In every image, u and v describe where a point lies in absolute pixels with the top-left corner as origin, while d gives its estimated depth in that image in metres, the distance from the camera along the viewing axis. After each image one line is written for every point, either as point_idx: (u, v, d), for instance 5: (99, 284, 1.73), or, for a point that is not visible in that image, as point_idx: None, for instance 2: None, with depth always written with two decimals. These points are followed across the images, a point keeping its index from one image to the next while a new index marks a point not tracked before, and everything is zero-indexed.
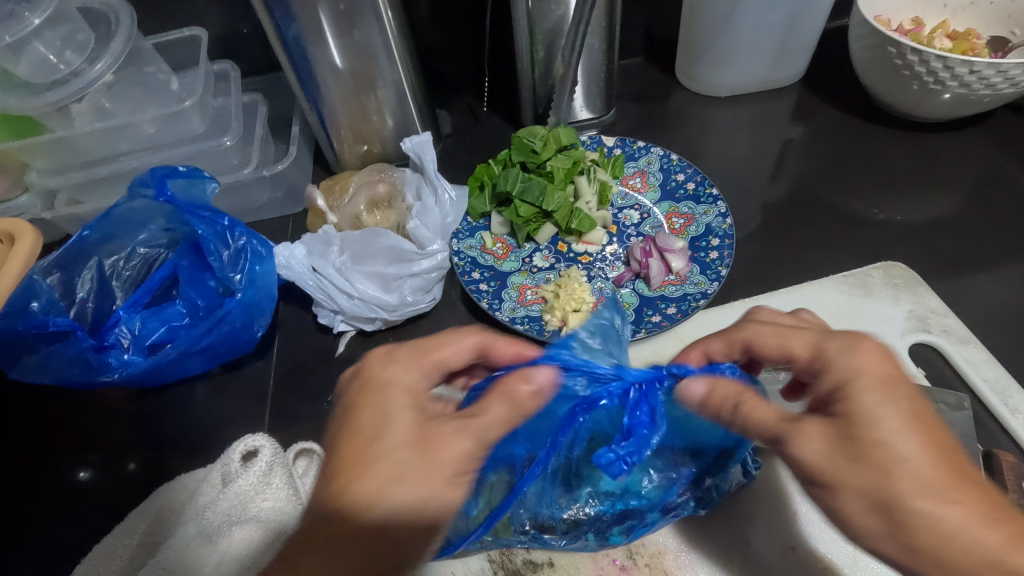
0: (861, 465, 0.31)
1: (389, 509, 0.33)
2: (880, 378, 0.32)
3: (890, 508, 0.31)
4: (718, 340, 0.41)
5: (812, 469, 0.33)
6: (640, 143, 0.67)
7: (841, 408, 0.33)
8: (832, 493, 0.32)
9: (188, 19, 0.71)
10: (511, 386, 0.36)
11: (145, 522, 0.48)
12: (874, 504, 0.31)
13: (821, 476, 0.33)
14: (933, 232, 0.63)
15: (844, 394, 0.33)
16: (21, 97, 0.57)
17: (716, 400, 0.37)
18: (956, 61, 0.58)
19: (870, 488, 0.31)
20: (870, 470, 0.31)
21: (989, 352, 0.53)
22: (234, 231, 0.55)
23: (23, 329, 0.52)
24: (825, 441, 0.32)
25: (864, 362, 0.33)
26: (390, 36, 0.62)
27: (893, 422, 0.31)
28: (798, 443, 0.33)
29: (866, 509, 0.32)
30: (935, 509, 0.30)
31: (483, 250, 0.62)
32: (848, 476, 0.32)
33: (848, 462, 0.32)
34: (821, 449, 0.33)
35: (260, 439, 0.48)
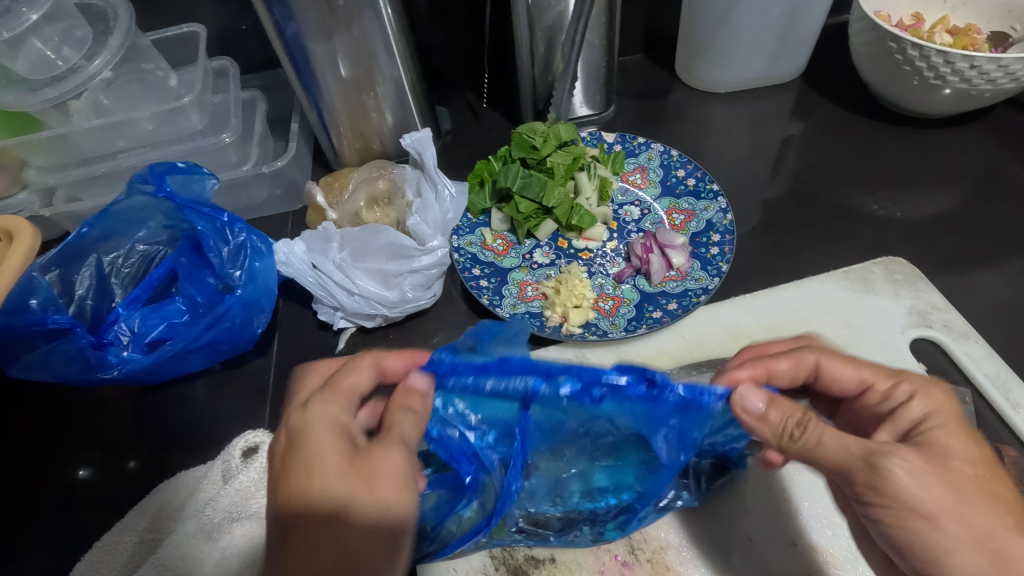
0: (960, 495, 0.33)
1: (341, 534, 0.34)
2: (956, 413, 0.36)
3: (993, 542, 0.32)
4: (787, 359, 0.41)
5: (919, 500, 0.33)
6: (640, 139, 0.67)
7: (935, 438, 0.35)
8: (936, 525, 0.33)
9: (186, 16, 0.71)
10: (405, 401, 0.37)
11: (145, 520, 0.47)
12: (972, 534, 0.33)
13: (924, 506, 0.33)
14: (933, 228, 0.63)
15: (933, 426, 0.35)
16: (19, 94, 0.57)
17: (777, 419, 0.35)
18: (956, 56, 0.58)
19: (972, 520, 0.33)
20: (969, 500, 0.33)
21: (989, 347, 0.53)
22: (234, 227, 0.55)
23: (23, 326, 0.51)
24: (926, 467, 0.33)
25: (943, 397, 0.37)
26: (390, 32, 0.62)
27: (967, 448, 0.35)
28: (898, 463, 0.33)
29: (972, 543, 0.33)
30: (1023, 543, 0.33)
31: (484, 247, 0.62)
32: (950, 503, 0.33)
33: (948, 491, 0.33)
34: (923, 475, 0.33)
35: (260, 435, 0.49)
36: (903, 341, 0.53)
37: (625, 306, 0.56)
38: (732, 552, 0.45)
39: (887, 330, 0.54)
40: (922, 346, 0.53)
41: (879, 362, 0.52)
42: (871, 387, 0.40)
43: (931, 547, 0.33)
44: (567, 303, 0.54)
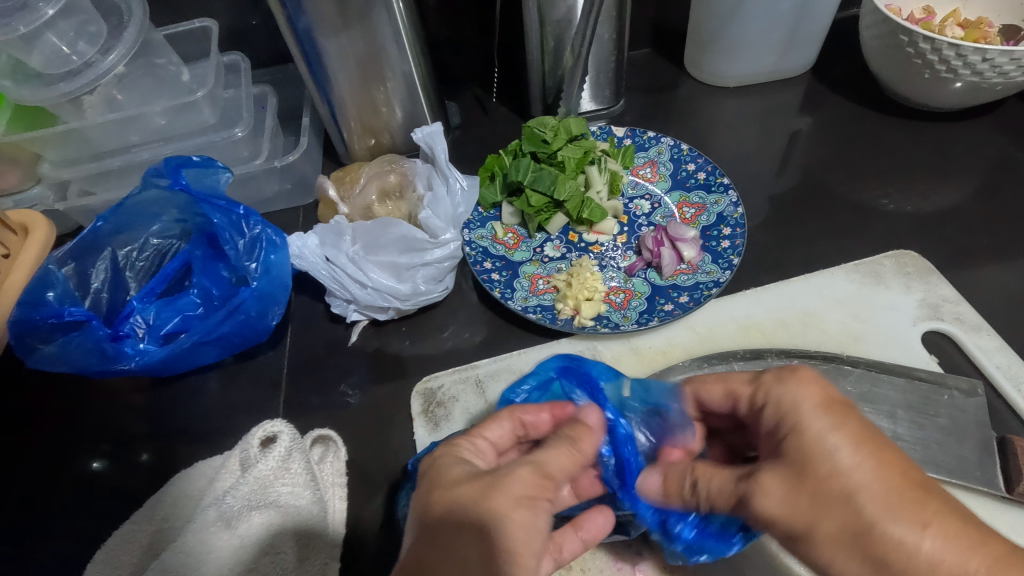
0: (824, 506, 0.31)
1: (473, 541, 0.32)
2: (822, 404, 0.33)
3: (868, 543, 0.31)
4: (716, 385, 0.40)
5: (779, 521, 0.33)
6: (650, 133, 0.68)
7: (789, 444, 0.33)
8: (808, 543, 0.32)
9: (197, 11, 0.71)
10: (575, 434, 0.40)
11: (162, 510, 0.48)
12: (850, 541, 0.31)
13: (794, 530, 0.32)
14: (944, 221, 0.63)
15: (788, 433, 0.34)
16: (34, 89, 0.57)
17: (671, 487, 0.42)
18: (969, 49, 0.58)
19: (842, 526, 0.31)
20: (829, 504, 0.31)
21: (1001, 340, 0.53)
22: (250, 220, 0.55)
23: (40, 318, 0.52)
24: (780, 490, 0.33)
25: (790, 390, 0.35)
26: (400, 27, 0.62)
27: (836, 446, 0.32)
28: (756, 499, 0.34)
29: (847, 552, 0.31)
30: (907, 534, 0.30)
31: (495, 240, 0.62)
32: (819, 519, 0.31)
33: (820, 511, 0.32)
34: (781, 497, 0.33)
35: (278, 425, 0.49)
36: (914, 333, 0.53)
37: (637, 299, 0.56)
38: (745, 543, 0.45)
39: (898, 323, 0.54)
40: (933, 338, 0.54)
41: (891, 354, 0.52)
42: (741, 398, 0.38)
43: (825, 563, 0.32)
44: (579, 295, 0.54)
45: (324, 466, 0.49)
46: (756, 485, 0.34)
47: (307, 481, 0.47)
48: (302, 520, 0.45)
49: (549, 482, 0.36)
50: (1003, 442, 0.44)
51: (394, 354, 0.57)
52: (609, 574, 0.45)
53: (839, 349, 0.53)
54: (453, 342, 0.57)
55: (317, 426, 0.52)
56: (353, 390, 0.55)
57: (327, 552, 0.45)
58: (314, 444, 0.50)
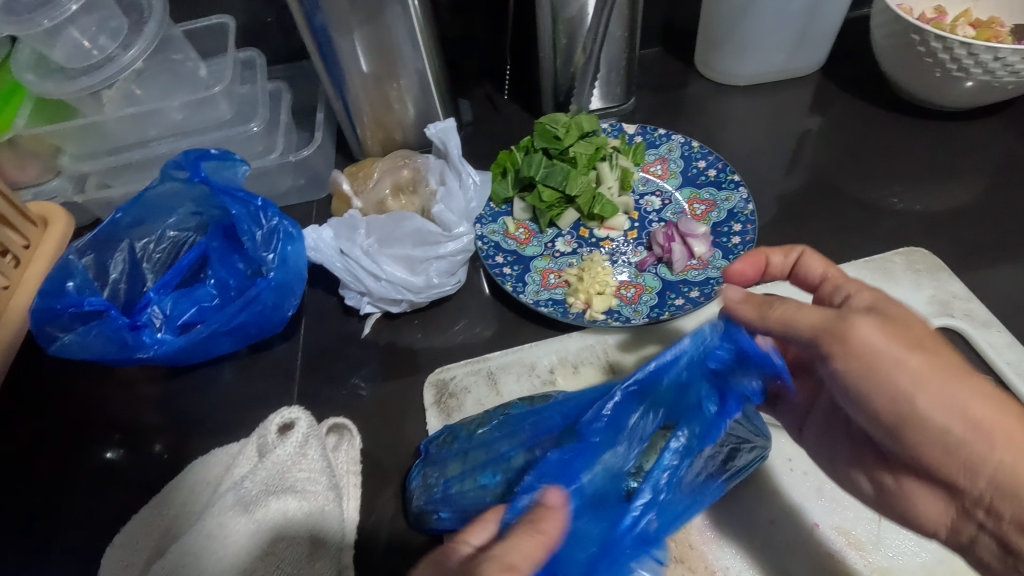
0: (924, 350, 0.34)
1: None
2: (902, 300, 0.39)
3: (955, 388, 0.33)
4: (819, 258, 0.43)
5: (873, 349, 0.34)
6: (661, 130, 0.68)
7: (884, 310, 0.36)
8: (897, 371, 0.33)
9: (214, 8, 0.72)
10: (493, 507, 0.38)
11: (178, 499, 0.49)
12: (938, 379, 0.33)
13: (884, 359, 0.34)
14: (954, 220, 0.63)
15: (883, 305, 0.37)
16: (56, 83, 0.58)
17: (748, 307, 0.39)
18: (980, 48, 0.58)
19: (933, 367, 0.33)
20: (923, 348, 0.34)
21: (1012, 336, 0.53)
22: (267, 211, 0.56)
23: (61, 307, 0.53)
24: (879, 326, 0.34)
25: (877, 291, 0.38)
26: (415, 24, 0.63)
27: (919, 314, 0.36)
28: (861, 320, 0.35)
29: (932, 387, 0.33)
30: (987, 394, 0.33)
31: (506, 235, 0.63)
32: (915, 352, 0.34)
33: (917, 352, 0.34)
34: (879, 331, 0.34)
35: (296, 411, 0.50)
36: None
37: (647, 294, 0.57)
38: (755, 536, 0.45)
39: None
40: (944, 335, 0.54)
41: None
42: (828, 281, 0.42)
43: (902, 396, 0.33)
44: (590, 290, 0.55)
45: (339, 454, 0.50)
46: (859, 318, 0.35)
47: (323, 467, 0.48)
48: (317, 506, 0.46)
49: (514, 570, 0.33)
50: None
51: (407, 346, 0.58)
52: None
53: None
54: (463, 336, 0.58)
55: (332, 416, 0.53)
56: (365, 383, 0.55)
57: (340, 540, 0.45)
58: (328, 432, 0.51)
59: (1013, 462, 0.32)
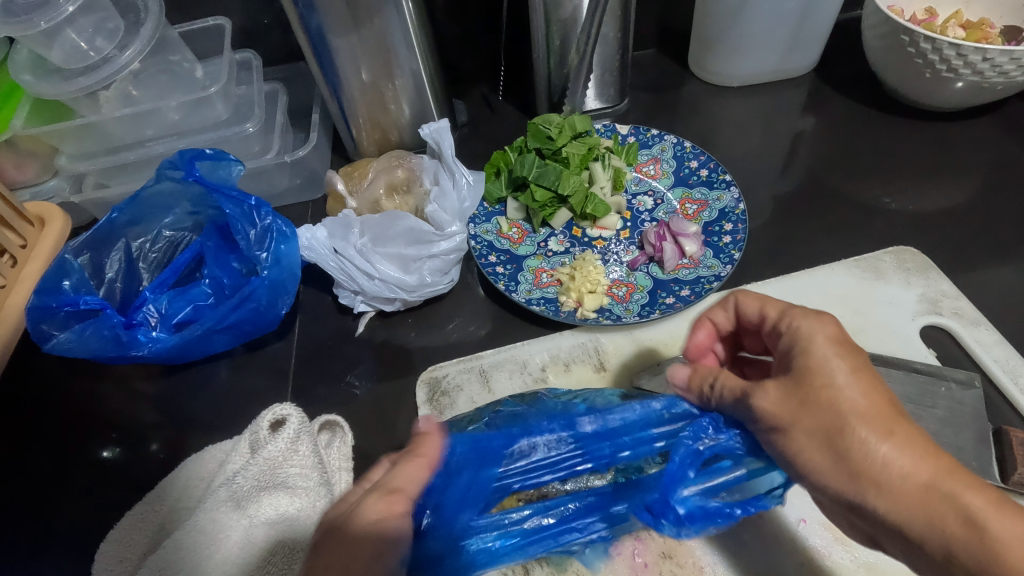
0: (812, 408, 0.33)
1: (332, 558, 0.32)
2: (833, 338, 0.36)
3: (839, 439, 0.33)
4: (753, 297, 0.41)
5: (769, 416, 0.35)
6: (654, 131, 0.69)
7: (797, 364, 0.35)
8: (786, 436, 0.34)
9: (211, 10, 0.73)
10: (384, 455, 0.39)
11: (172, 495, 0.50)
12: (824, 438, 0.33)
13: (777, 423, 0.34)
14: (946, 220, 0.64)
15: (797, 356, 0.36)
16: (54, 83, 0.59)
17: (699, 378, 0.39)
18: (970, 49, 0.59)
19: (817, 424, 0.33)
20: (807, 407, 0.34)
21: (1000, 334, 0.53)
22: (261, 211, 0.56)
23: (56, 305, 0.53)
24: (777, 389, 0.35)
25: (816, 323, 0.37)
26: (409, 25, 0.64)
27: (844, 366, 0.34)
28: (759, 393, 0.35)
29: (817, 446, 0.33)
30: (871, 439, 0.32)
31: (500, 235, 0.63)
32: (802, 418, 0.34)
33: (805, 411, 0.34)
34: (776, 398, 0.35)
35: (287, 408, 0.50)
36: (914, 327, 0.54)
37: (638, 292, 0.57)
38: (743, 532, 0.46)
39: (898, 317, 0.55)
40: (933, 332, 0.54)
41: (890, 348, 0.53)
42: (766, 318, 0.40)
43: (792, 458, 0.34)
44: (582, 288, 0.56)
45: (331, 451, 0.50)
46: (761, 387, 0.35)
47: (315, 464, 0.48)
48: (310, 500, 0.47)
49: (398, 495, 0.34)
50: (1000, 432, 0.45)
51: (401, 345, 0.58)
52: (609, 558, 0.45)
53: None
54: (457, 335, 0.58)
55: (325, 413, 0.54)
56: (359, 381, 0.56)
57: None
58: (320, 429, 0.51)
59: (889, 505, 0.32)
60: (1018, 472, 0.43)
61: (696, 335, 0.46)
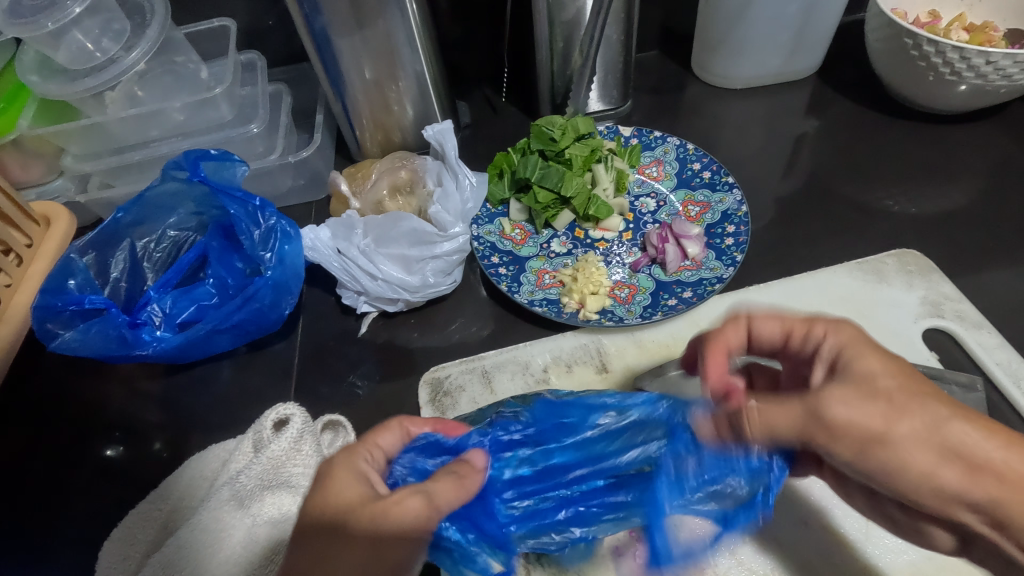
0: (901, 411, 0.34)
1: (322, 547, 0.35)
2: (864, 335, 0.37)
3: (937, 434, 0.33)
4: (771, 319, 0.41)
5: (859, 427, 0.34)
6: (656, 133, 0.69)
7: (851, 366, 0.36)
8: (892, 445, 0.34)
9: (216, 11, 0.73)
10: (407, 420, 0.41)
11: (176, 494, 0.50)
12: (923, 436, 0.34)
13: (870, 434, 0.34)
14: (949, 222, 0.64)
15: (848, 358, 0.36)
16: (60, 84, 0.59)
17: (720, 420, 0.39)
18: (973, 52, 0.59)
19: (916, 423, 0.34)
20: (899, 410, 0.34)
21: (1002, 337, 0.53)
22: (265, 211, 0.57)
23: (62, 305, 0.54)
24: (853, 396, 0.34)
25: (851, 333, 0.37)
26: (413, 27, 0.64)
27: (890, 364, 0.36)
28: (834, 405, 0.34)
29: (921, 447, 0.33)
30: (964, 426, 0.34)
31: (503, 236, 0.63)
32: (898, 420, 0.34)
33: (901, 415, 0.34)
34: (857, 407, 0.34)
35: (291, 407, 0.50)
36: (916, 330, 0.54)
37: (641, 294, 0.57)
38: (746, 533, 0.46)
39: (900, 319, 0.55)
40: (935, 335, 0.54)
41: (892, 351, 0.53)
42: (791, 335, 0.40)
43: (898, 469, 0.34)
44: (584, 290, 0.56)
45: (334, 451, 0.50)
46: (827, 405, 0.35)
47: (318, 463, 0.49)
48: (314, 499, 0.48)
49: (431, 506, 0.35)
50: None
51: (403, 345, 0.58)
52: (612, 560, 0.45)
53: None
54: (460, 335, 0.58)
55: (328, 413, 0.54)
56: (361, 381, 0.56)
57: None
58: (325, 429, 0.51)
59: (997, 487, 0.33)
60: None
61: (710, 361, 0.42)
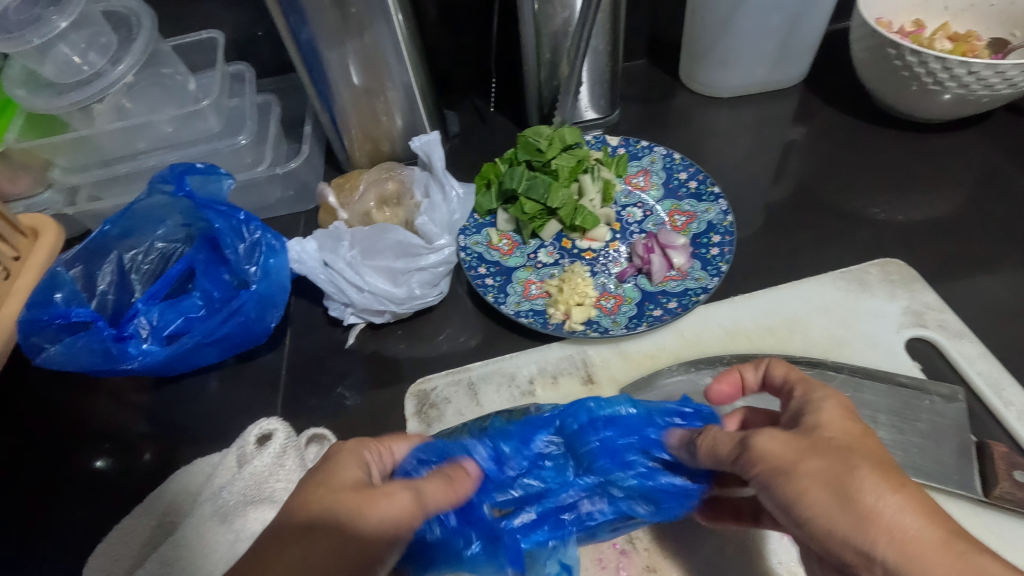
0: (821, 454, 0.33)
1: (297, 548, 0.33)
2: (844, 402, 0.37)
3: (844, 483, 0.32)
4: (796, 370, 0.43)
5: (772, 458, 0.34)
6: (644, 142, 0.69)
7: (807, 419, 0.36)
8: (789, 478, 0.33)
9: (205, 23, 0.74)
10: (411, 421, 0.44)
11: (162, 505, 0.50)
12: (828, 480, 0.32)
13: (777, 465, 0.34)
14: (933, 231, 0.64)
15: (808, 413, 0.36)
16: (47, 97, 0.59)
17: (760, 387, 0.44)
18: (955, 62, 0.59)
19: (828, 468, 0.33)
20: (817, 454, 0.33)
21: (984, 346, 0.53)
22: (250, 225, 0.57)
23: (48, 319, 0.54)
24: (777, 436, 0.35)
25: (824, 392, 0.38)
26: (400, 39, 0.64)
27: (845, 424, 0.35)
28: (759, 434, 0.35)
29: (821, 487, 0.32)
30: (879, 488, 0.31)
31: (490, 246, 0.63)
32: (806, 458, 0.33)
33: (815, 457, 0.33)
34: (781, 440, 0.35)
35: (274, 423, 0.50)
36: (899, 340, 0.54)
37: (626, 305, 0.57)
38: (728, 543, 0.46)
39: (883, 329, 0.55)
40: (918, 345, 0.55)
41: (875, 361, 0.53)
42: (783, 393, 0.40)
43: (792, 501, 0.33)
44: (570, 301, 0.56)
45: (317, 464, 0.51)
46: (760, 434, 0.35)
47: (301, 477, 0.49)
48: None
49: (423, 500, 0.37)
50: (981, 447, 0.46)
51: (391, 356, 0.58)
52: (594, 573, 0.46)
53: (824, 355, 0.54)
54: (448, 346, 0.59)
55: (313, 425, 0.54)
56: (350, 393, 0.56)
57: None
58: (309, 442, 0.52)
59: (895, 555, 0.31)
60: (999, 485, 0.44)
61: (716, 387, 0.45)
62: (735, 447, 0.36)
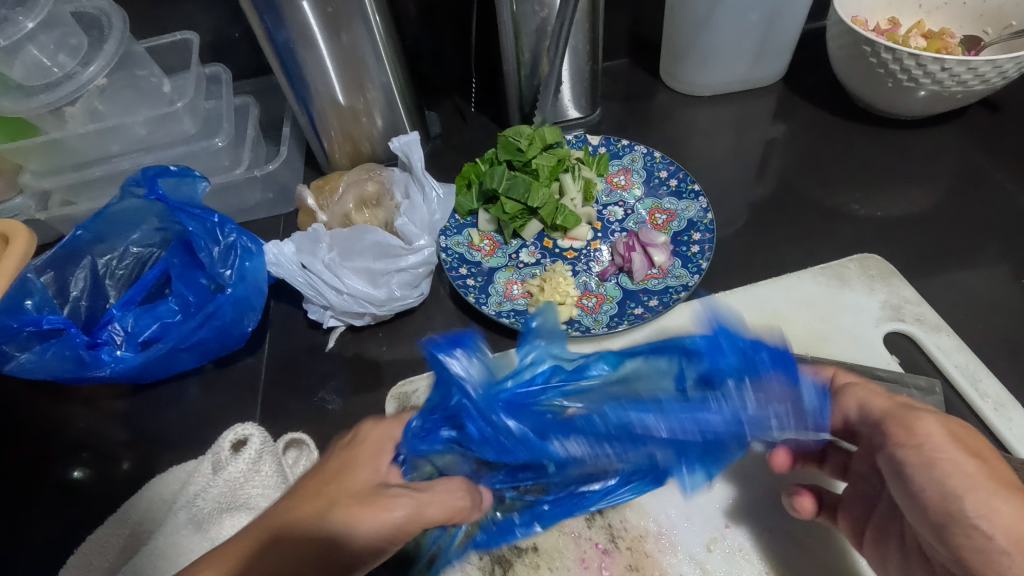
0: (978, 459, 0.33)
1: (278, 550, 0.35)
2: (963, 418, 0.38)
3: (999, 491, 0.32)
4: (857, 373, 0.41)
5: (931, 445, 0.34)
6: (624, 141, 0.69)
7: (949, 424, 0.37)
8: (947, 468, 0.33)
9: (181, 25, 0.73)
10: None
11: (134, 516, 0.50)
12: (987, 480, 0.32)
13: (940, 455, 0.33)
14: (911, 226, 0.65)
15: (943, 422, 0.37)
16: (14, 100, 0.58)
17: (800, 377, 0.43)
18: (928, 59, 0.60)
19: (986, 474, 0.33)
20: (984, 460, 0.33)
21: (960, 339, 0.54)
22: (224, 228, 0.56)
23: (18, 326, 0.52)
24: (943, 427, 0.35)
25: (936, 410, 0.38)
26: (378, 38, 0.64)
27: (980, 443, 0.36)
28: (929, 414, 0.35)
29: (974, 487, 0.32)
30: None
31: (471, 247, 0.63)
32: (966, 458, 0.33)
33: (971, 457, 0.33)
34: (946, 434, 0.34)
35: (249, 428, 0.51)
36: (877, 334, 0.55)
37: (608, 303, 0.57)
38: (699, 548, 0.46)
39: (862, 323, 0.55)
40: (895, 339, 0.55)
41: (855, 356, 0.54)
42: None
43: (942, 491, 0.33)
44: (551, 300, 0.56)
45: (296, 469, 0.50)
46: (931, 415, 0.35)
47: (277, 483, 0.49)
48: None
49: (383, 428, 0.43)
50: None
51: (372, 359, 0.58)
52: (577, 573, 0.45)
53: (804, 350, 0.54)
54: None
55: (291, 430, 0.53)
56: (331, 397, 0.55)
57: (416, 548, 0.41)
58: (287, 448, 0.51)
59: None
60: None
61: None
62: (897, 411, 0.36)
